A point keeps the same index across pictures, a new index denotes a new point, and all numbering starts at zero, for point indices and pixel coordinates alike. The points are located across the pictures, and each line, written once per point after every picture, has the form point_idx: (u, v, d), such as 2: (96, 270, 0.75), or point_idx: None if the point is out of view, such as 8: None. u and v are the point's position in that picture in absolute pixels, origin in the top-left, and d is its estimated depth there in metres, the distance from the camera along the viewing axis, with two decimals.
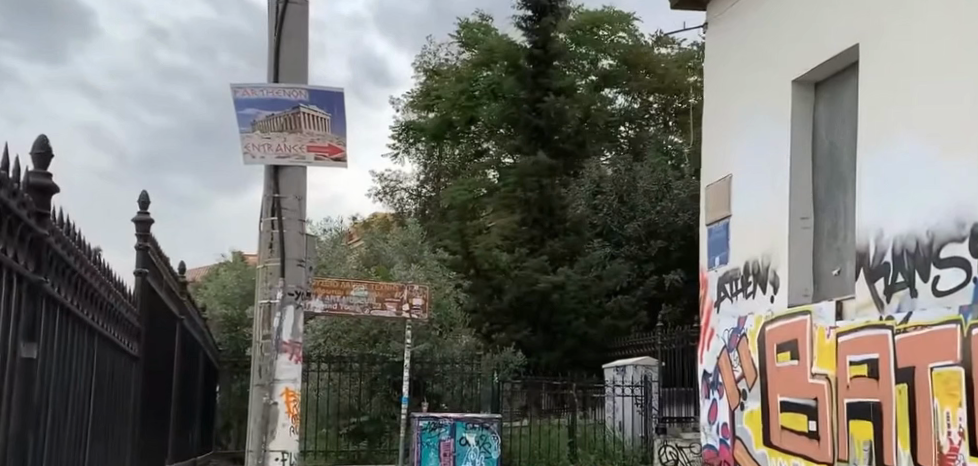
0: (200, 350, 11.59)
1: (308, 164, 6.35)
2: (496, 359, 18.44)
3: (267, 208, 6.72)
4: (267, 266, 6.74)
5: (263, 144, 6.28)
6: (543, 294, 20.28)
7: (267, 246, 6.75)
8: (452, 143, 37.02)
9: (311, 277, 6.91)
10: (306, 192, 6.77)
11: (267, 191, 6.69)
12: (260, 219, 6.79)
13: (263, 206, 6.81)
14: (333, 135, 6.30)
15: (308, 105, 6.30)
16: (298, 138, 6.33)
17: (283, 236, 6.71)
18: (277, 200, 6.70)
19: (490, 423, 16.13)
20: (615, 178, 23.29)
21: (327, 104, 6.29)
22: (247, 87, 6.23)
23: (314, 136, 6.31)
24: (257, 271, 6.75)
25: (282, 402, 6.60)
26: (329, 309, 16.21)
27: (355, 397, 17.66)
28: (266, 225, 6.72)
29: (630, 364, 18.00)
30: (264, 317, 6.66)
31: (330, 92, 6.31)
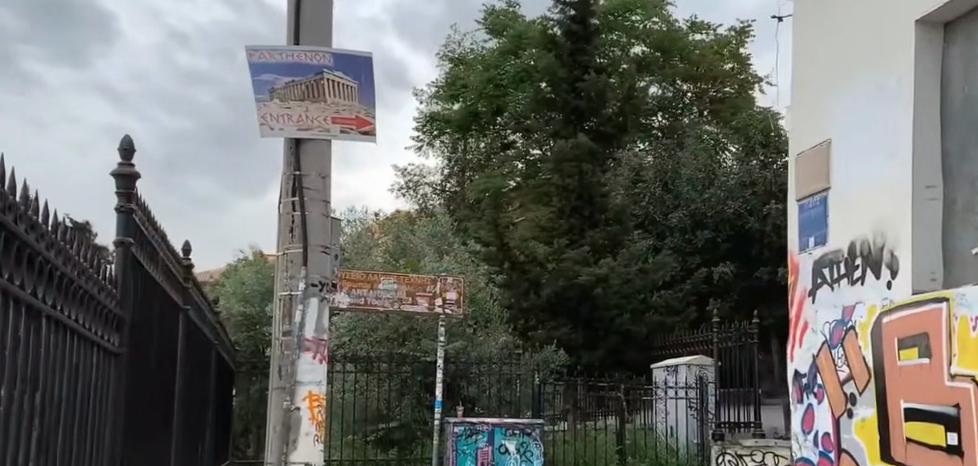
0: (213, 346, 10.16)
1: (333, 137, 5.67)
2: (536, 358, 16.89)
3: (287, 188, 6.09)
4: (288, 253, 6.09)
5: (282, 114, 5.58)
6: (585, 287, 18.72)
7: (288, 231, 6.14)
8: (479, 135, 35.60)
9: (337, 266, 6.26)
10: (330, 169, 6.13)
11: (287, 168, 6.08)
12: (279, 201, 6.15)
13: (282, 187, 6.18)
14: (361, 105, 5.60)
15: (332, 70, 5.60)
16: (320, 108, 5.63)
17: (305, 219, 6.06)
18: (298, 178, 6.07)
19: (531, 429, 14.82)
20: (657, 165, 21.96)
21: (354, 69, 5.59)
22: (264, 50, 5.53)
23: (338, 106, 5.61)
24: (276, 258, 6.13)
25: (305, 407, 5.93)
26: (355, 304, 14.73)
27: (383, 401, 16.19)
28: (286, 206, 6.08)
29: (682, 365, 16.59)
30: (285, 310, 6.00)
31: (358, 57, 5.61)
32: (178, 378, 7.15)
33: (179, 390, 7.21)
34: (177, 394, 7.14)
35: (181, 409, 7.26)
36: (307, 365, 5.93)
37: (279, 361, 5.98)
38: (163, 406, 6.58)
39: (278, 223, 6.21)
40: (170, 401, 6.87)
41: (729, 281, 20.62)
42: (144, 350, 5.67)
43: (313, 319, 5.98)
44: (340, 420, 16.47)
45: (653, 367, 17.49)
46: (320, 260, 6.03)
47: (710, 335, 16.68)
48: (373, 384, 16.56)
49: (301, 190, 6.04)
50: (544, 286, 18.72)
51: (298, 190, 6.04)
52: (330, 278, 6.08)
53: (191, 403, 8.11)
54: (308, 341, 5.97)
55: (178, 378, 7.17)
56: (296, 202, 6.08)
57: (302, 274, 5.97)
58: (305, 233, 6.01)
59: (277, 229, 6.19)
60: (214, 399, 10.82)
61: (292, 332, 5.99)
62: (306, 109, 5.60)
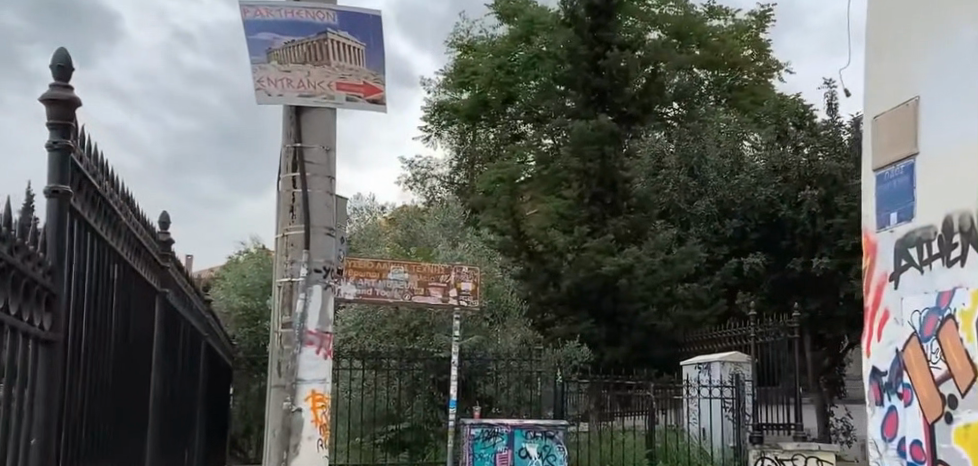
0: (202, 337, 9.04)
1: (339, 106, 5.21)
2: (558, 354, 15.52)
3: (288, 162, 5.83)
4: (287, 235, 5.79)
5: (281, 79, 5.09)
6: (609, 279, 17.45)
7: (288, 211, 5.83)
8: (489, 125, 34.29)
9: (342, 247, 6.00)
10: (335, 142, 5.87)
11: (288, 140, 5.81)
12: (280, 176, 5.90)
13: (280, 160, 5.90)
14: (370, 71, 5.14)
15: (336, 31, 5.13)
16: (323, 72, 5.15)
17: (307, 196, 5.80)
18: (298, 150, 5.81)
19: (555, 431, 13.73)
20: (682, 151, 20.79)
21: (361, 29, 5.13)
22: (260, 7, 5.03)
23: (344, 71, 5.14)
24: (275, 241, 5.80)
25: (308, 408, 5.59)
26: (361, 295, 13.78)
27: (393, 401, 15.01)
28: (287, 183, 5.83)
29: (716, 361, 15.22)
30: (286, 298, 5.69)
31: (363, 16, 5.14)
32: (154, 372, 6.05)
33: (155, 384, 6.10)
34: (151, 391, 6.04)
35: (158, 407, 6.15)
36: (310, 362, 5.63)
37: (278, 358, 5.67)
38: (132, 404, 5.48)
39: (277, 202, 5.90)
40: (142, 399, 5.77)
41: (760, 273, 19.33)
42: (99, 337, 4.53)
43: (316, 312, 5.67)
44: (348, 420, 15.23)
45: (683, 364, 16.10)
46: (326, 243, 5.78)
47: (746, 330, 15.47)
48: (383, 382, 15.33)
49: (303, 161, 5.77)
50: (563, 278, 17.45)
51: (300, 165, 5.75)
52: (336, 261, 5.83)
53: (172, 401, 7.01)
54: (307, 339, 5.61)
55: (154, 371, 6.06)
56: (299, 177, 5.80)
57: (303, 260, 5.69)
58: (307, 213, 5.72)
59: (277, 207, 5.91)
60: (204, 398, 9.74)
61: (291, 320, 5.68)
62: (307, 73, 5.13)
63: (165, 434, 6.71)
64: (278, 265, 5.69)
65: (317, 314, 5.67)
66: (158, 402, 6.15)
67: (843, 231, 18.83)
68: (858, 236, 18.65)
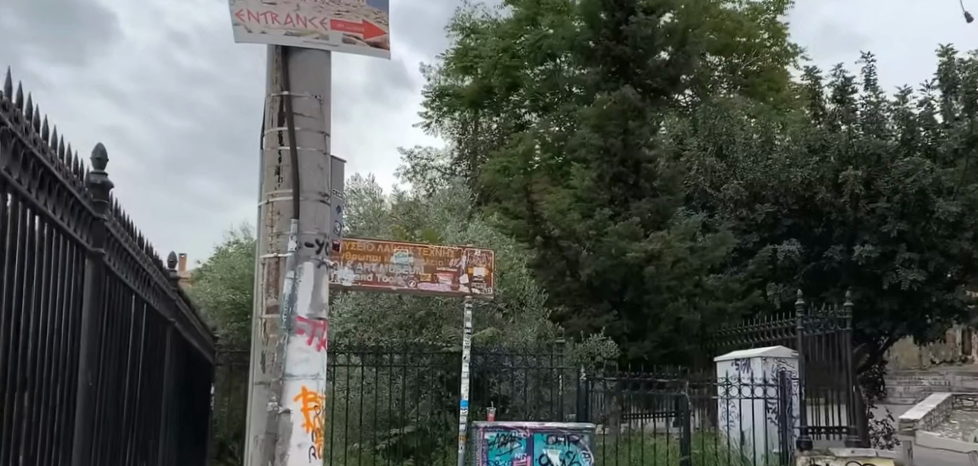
0: (171, 322, 7.62)
1: (331, 47, 5.09)
2: (581, 350, 13.73)
3: (274, 115, 5.42)
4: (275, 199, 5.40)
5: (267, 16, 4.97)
6: (634, 267, 15.70)
7: (274, 175, 5.38)
8: (492, 113, 32.48)
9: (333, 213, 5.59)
10: (327, 91, 5.48)
11: (274, 90, 5.43)
12: (266, 132, 5.47)
13: (266, 119, 5.47)
14: (367, 10, 5.11)
15: None
16: (316, 12, 5.07)
17: (297, 156, 5.38)
18: (287, 101, 5.41)
19: (578, 435, 12.14)
20: (713, 129, 19.32)
21: None
22: None
23: (339, 9, 5.08)
24: (260, 207, 5.42)
25: (297, 409, 5.18)
26: (361, 281, 12.15)
27: (396, 403, 13.51)
28: (273, 140, 5.43)
29: (758, 357, 13.57)
30: (273, 276, 5.34)
31: None
32: (73, 352, 4.63)
33: (80, 368, 4.72)
34: (74, 376, 4.63)
35: (85, 398, 4.76)
36: (304, 360, 5.22)
37: (263, 350, 5.27)
38: (33, 392, 4.06)
39: (261, 166, 5.48)
40: (55, 387, 4.34)
41: (795, 262, 17.69)
42: None
43: (305, 296, 5.23)
44: (345, 425, 13.53)
45: (718, 360, 14.43)
46: (317, 213, 5.34)
47: (791, 321, 13.86)
48: (385, 381, 13.63)
49: (292, 118, 5.33)
50: (583, 266, 15.75)
51: (289, 126, 5.31)
52: (328, 230, 5.41)
53: (117, 394, 5.63)
54: (298, 331, 5.21)
55: (75, 351, 4.63)
56: (284, 138, 5.36)
57: (293, 233, 5.27)
58: (297, 176, 5.31)
59: (262, 169, 5.50)
60: (174, 394, 8.33)
61: (280, 303, 5.26)
62: (295, 9, 5.01)
63: (106, 434, 5.33)
64: (265, 238, 5.26)
65: (310, 297, 5.25)
66: (86, 391, 4.79)
67: (887, 216, 17.19)
68: (905, 222, 17.03)
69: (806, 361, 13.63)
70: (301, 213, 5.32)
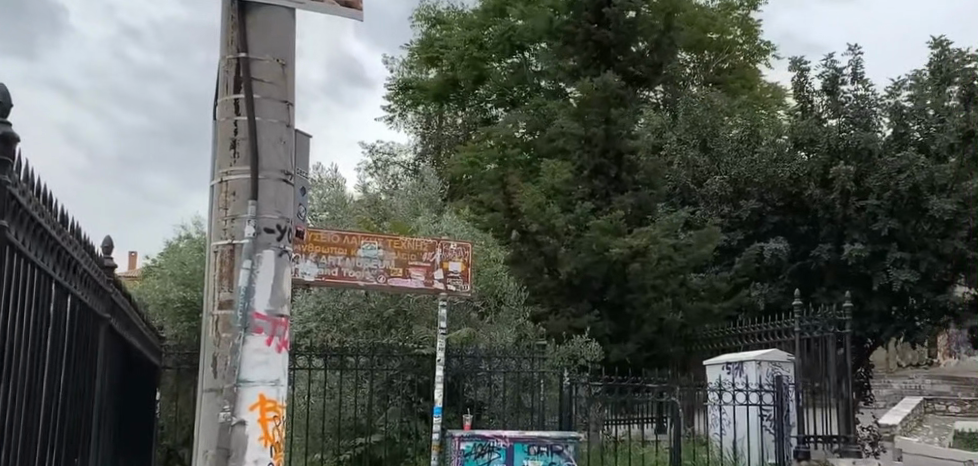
0: (105, 317, 6.52)
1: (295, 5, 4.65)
2: (563, 352, 12.69)
3: (231, 79, 4.76)
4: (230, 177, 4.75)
5: None
6: (616, 265, 14.71)
7: (227, 145, 4.77)
8: (457, 108, 31.24)
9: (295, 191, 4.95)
10: (290, 56, 4.85)
11: (232, 50, 4.75)
12: (219, 100, 4.80)
13: (219, 81, 4.83)
14: None
15: None
16: None
17: (257, 128, 4.73)
18: (245, 64, 4.75)
19: (562, 445, 11.14)
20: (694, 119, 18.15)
21: None
22: None
23: None
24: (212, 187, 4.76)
25: (253, 419, 4.60)
26: (326, 276, 10.82)
27: (363, 409, 12.42)
28: (228, 107, 4.75)
29: (751, 361, 12.61)
30: (227, 269, 4.68)
31: None
32: None
33: None
34: None
35: None
36: (263, 364, 4.64)
37: (212, 352, 4.66)
38: None
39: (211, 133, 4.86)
40: None
41: (782, 261, 16.80)
42: None
43: (264, 289, 4.65)
44: (304, 435, 12.37)
45: (707, 364, 13.50)
46: (280, 189, 4.74)
47: (788, 324, 12.91)
48: (349, 386, 12.49)
49: (249, 76, 4.72)
50: (561, 263, 14.74)
51: (245, 89, 4.68)
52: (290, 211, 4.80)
53: (30, 401, 4.62)
54: (255, 328, 4.64)
55: None
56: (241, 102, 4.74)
57: (250, 214, 4.68)
58: (259, 152, 4.67)
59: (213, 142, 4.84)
60: (110, 400, 7.24)
61: (234, 298, 4.66)
62: None
63: (9, 450, 4.29)
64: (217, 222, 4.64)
65: (271, 289, 4.67)
66: None
67: (878, 214, 16.23)
68: (896, 220, 16.10)
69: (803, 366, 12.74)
70: (259, 189, 4.71)
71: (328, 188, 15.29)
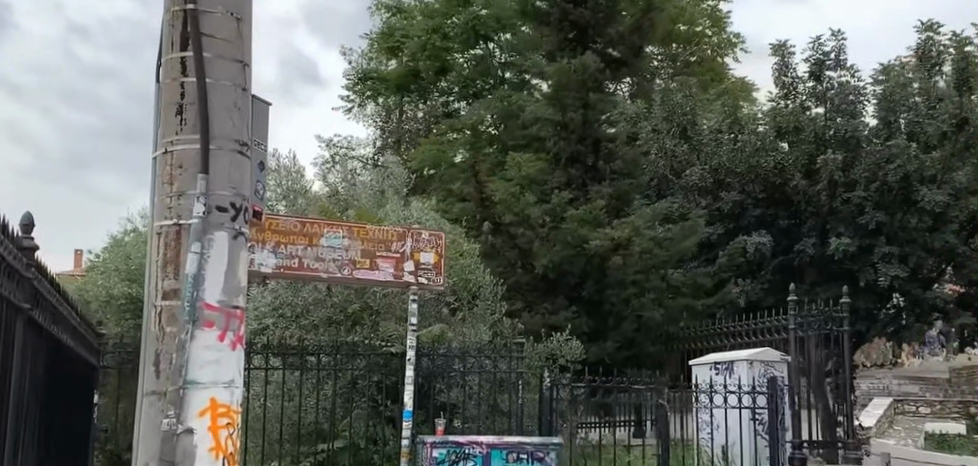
0: (25, 309, 5.58)
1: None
2: (542, 351, 11.80)
3: (181, 60, 5.30)
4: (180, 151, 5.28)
5: None
6: (595, 259, 13.84)
7: (175, 121, 5.31)
8: (417, 100, 30.00)
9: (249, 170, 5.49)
10: (240, 38, 5.40)
11: (184, 34, 5.31)
12: (169, 80, 5.34)
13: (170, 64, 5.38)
14: None
15: None
16: None
17: (205, 107, 5.27)
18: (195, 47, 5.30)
19: (543, 452, 10.23)
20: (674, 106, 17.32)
21: None
22: None
23: None
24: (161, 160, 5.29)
25: (203, 416, 5.10)
26: (281, 267, 9.96)
27: (325, 413, 11.43)
28: (177, 85, 5.28)
29: (742, 361, 11.78)
30: (175, 251, 5.16)
31: None
32: None
33: None
34: None
35: None
36: (214, 357, 5.13)
37: (158, 347, 5.13)
38: None
39: (155, 113, 5.40)
40: None
41: (764, 256, 16.05)
42: None
43: (215, 276, 5.15)
44: (259, 442, 11.33)
45: (693, 364, 12.65)
46: (233, 161, 5.27)
47: (784, 321, 12.07)
48: (310, 388, 11.48)
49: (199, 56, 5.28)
50: (537, 256, 13.85)
51: (193, 65, 5.23)
52: (243, 185, 5.32)
53: None
54: (206, 316, 5.13)
55: None
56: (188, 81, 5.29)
57: (201, 192, 5.19)
58: (207, 124, 5.20)
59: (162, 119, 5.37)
60: (32, 406, 6.26)
61: (181, 287, 5.15)
62: None
63: None
64: (167, 202, 5.13)
65: (223, 277, 5.18)
66: None
67: (865, 206, 15.48)
68: (884, 213, 15.37)
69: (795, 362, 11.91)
70: (210, 164, 5.25)
71: (288, 176, 14.26)
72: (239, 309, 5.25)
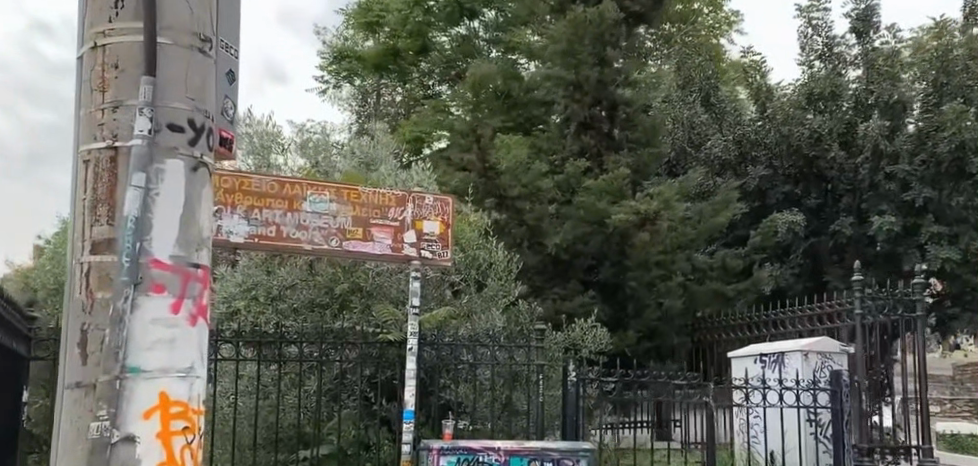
0: None
1: None
2: (564, 341, 10.05)
3: None
4: (117, 48, 4.07)
5: None
6: (615, 237, 12.12)
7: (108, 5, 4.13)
8: (395, 82, 25.93)
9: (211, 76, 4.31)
10: None
11: None
12: None
13: None
14: None
15: None
16: None
17: None
18: None
19: (571, 461, 8.40)
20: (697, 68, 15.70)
21: None
22: None
23: None
24: (87, 59, 4.08)
25: (153, 417, 3.88)
26: (254, 236, 8.29)
27: (306, 414, 9.59)
28: None
29: (796, 352, 9.86)
30: (111, 182, 3.95)
31: None
32: None
33: None
34: None
35: None
36: (165, 336, 3.92)
37: (83, 321, 3.88)
38: None
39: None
40: None
41: (796, 238, 14.40)
42: None
43: (166, 223, 3.95)
44: (227, 449, 9.45)
45: (733, 356, 10.80)
46: (189, 59, 4.09)
47: (845, 304, 10.12)
48: (288, 384, 9.65)
49: None
50: (548, 234, 12.06)
51: None
52: (205, 96, 4.15)
53: None
54: (154, 277, 3.92)
55: None
56: None
57: (145, 102, 4.00)
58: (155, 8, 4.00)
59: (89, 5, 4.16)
60: None
61: (118, 237, 3.92)
62: None
63: None
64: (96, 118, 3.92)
65: (178, 222, 3.98)
66: None
67: (910, 182, 14.03)
68: (932, 189, 13.94)
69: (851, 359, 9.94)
70: (159, 64, 4.07)
71: (261, 141, 12.29)
72: (201, 271, 4.05)
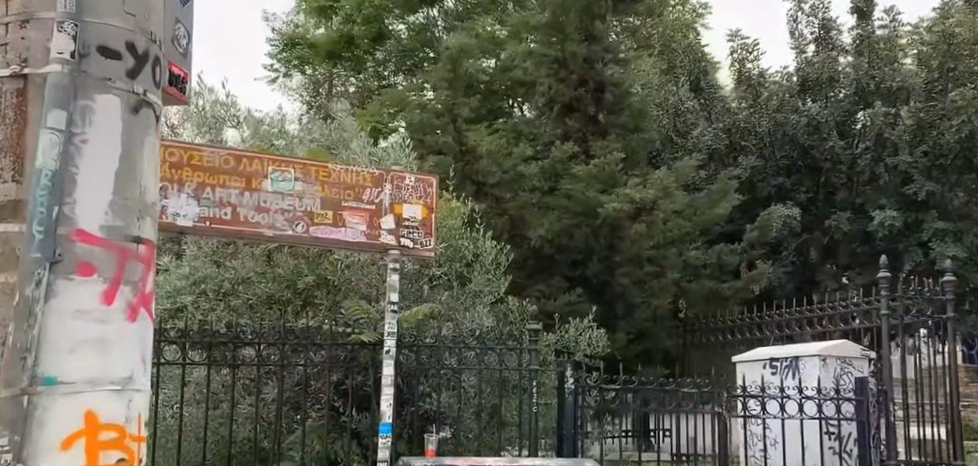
0: None
1: None
2: (556, 343, 8.99)
3: None
4: None
5: None
6: (605, 228, 11.09)
7: None
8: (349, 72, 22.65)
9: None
10: None
11: None
12: None
13: None
14: None
15: None
16: None
17: None
18: None
19: None
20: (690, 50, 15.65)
21: None
22: None
23: None
24: None
25: (78, 441, 2.93)
26: (204, 220, 7.05)
27: (263, 427, 8.36)
28: None
29: (813, 357, 8.82)
30: (21, 123, 2.97)
31: None
32: None
33: None
34: None
35: None
36: (92, 334, 2.95)
37: None
38: None
39: None
40: None
41: (787, 232, 13.61)
42: None
43: (96, 180, 2.98)
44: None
45: (739, 361, 9.77)
46: None
47: (868, 306, 9.09)
48: (243, 391, 8.42)
49: None
50: (531, 226, 10.94)
51: None
52: (151, 13, 3.20)
53: None
54: (79, 254, 2.95)
55: None
56: None
57: (67, 14, 3.03)
58: None
59: None
60: None
61: (30, 198, 2.93)
62: None
63: None
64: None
65: (113, 182, 3.01)
66: None
67: (911, 174, 13.81)
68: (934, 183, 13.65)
69: (874, 367, 8.91)
70: None
71: (207, 119, 10.85)
72: (143, 246, 3.10)
